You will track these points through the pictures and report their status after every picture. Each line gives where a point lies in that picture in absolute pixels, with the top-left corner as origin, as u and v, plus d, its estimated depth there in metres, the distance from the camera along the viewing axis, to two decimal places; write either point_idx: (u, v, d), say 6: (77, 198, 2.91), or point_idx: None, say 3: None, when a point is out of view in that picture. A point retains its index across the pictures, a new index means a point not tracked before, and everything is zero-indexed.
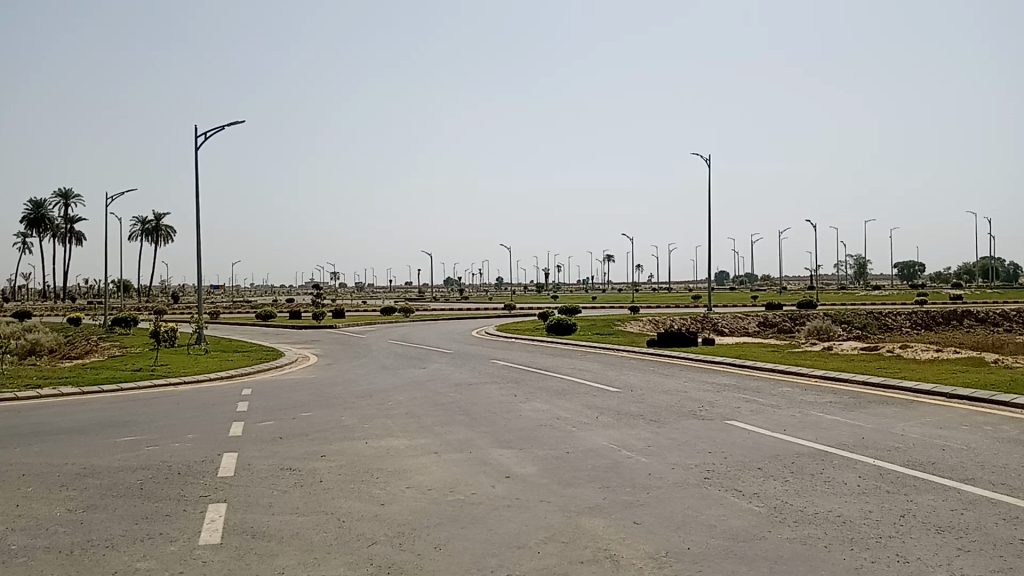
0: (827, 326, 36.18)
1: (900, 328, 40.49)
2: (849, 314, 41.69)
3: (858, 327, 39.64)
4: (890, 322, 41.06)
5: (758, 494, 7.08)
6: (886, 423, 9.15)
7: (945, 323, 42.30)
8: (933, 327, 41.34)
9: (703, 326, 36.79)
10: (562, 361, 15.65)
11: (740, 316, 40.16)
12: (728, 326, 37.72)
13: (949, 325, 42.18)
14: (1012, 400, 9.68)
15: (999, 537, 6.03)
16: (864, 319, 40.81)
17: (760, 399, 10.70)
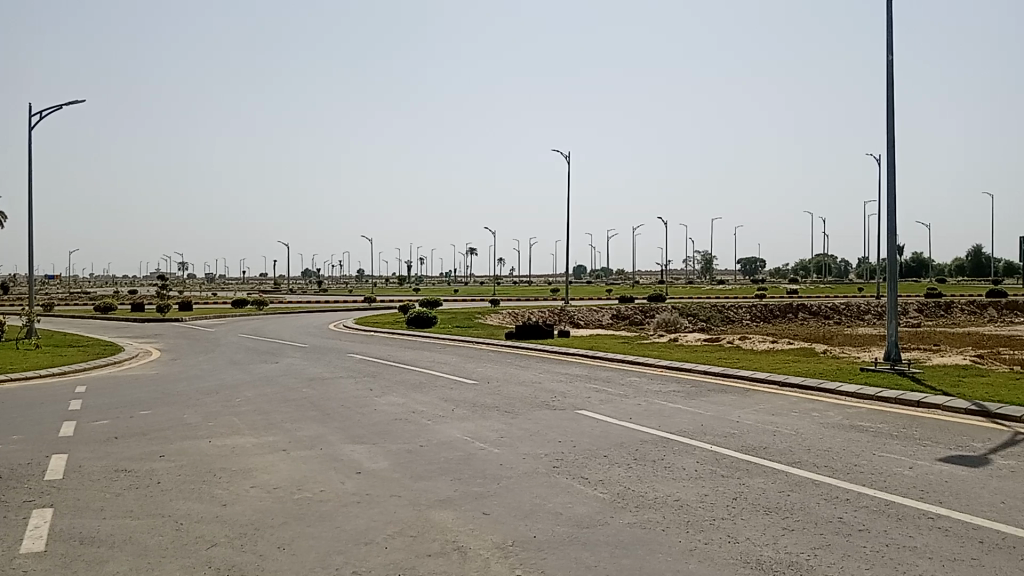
0: (675, 318, 37.89)
1: (742, 320, 42.90)
2: (695, 307, 43.89)
3: (703, 319, 41.70)
4: (733, 315, 43.46)
5: (603, 481, 7.32)
6: (724, 410, 9.67)
7: (782, 315, 45.12)
8: (770, 319, 44.05)
9: (560, 319, 37.70)
10: (419, 354, 15.62)
11: (594, 309, 41.43)
12: (584, 319, 38.81)
13: (785, 317, 45.06)
14: (836, 388, 10.46)
15: (820, 516, 6.50)
16: (708, 311, 43.01)
17: (610, 389, 11.05)
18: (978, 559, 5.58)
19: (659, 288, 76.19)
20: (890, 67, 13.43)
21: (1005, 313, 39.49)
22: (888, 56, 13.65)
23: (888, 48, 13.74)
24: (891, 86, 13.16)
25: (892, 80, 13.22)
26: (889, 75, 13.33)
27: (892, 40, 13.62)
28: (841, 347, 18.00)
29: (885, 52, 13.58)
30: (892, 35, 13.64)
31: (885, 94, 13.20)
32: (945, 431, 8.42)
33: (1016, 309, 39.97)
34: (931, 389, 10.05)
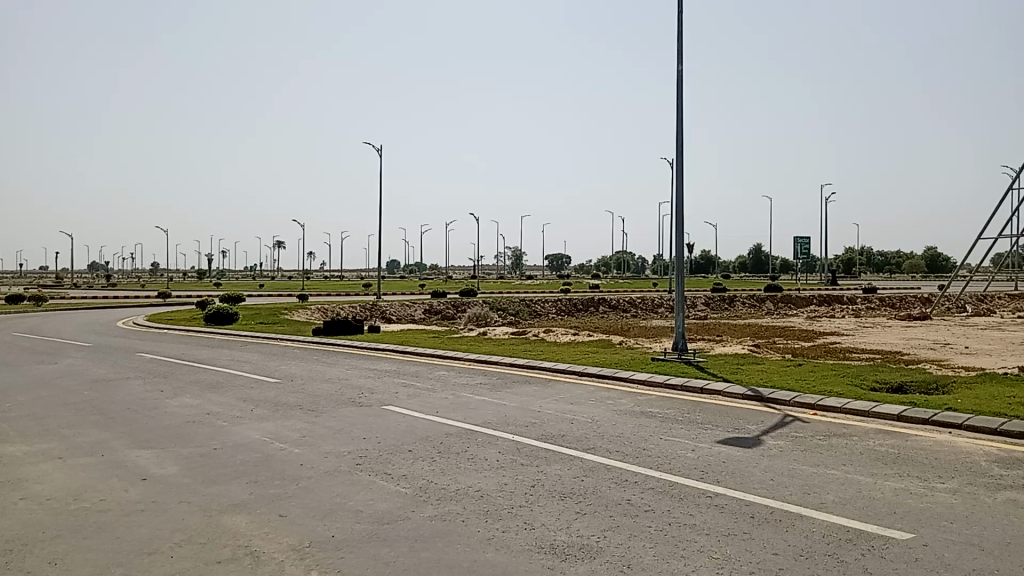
0: (484, 312, 38.54)
1: (549, 314, 44.37)
2: (504, 301, 44.88)
3: (511, 313, 42.71)
4: (539, 309, 44.85)
5: (405, 476, 7.33)
6: (526, 401, 9.98)
7: (586, 308, 47.10)
8: (574, 313, 45.85)
9: (370, 315, 37.31)
10: (218, 352, 14.91)
11: (405, 304, 41.32)
12: (395, 314, 38.62)
13: (588, 310, 47.06)
14: (630, 376, 11.08)
15: (611, 499, 6.86)
16: (516, 306, 44.10)
17: (417, 383, 11.08)
18: (748, 533, 6.12)
19: (469, 282, 77.21)
20: (681, 76, 14.31)
21: (780, 306, 43.40)
22: (679, 66, 14.55)
23: (679, 58, 14.64)
24: (682, 94, 14.04)
25: (682, 88, 14.12)
26: (680, 84, 14.21)
27: (683, 51, 14.51)
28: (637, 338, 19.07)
29: (677, 61, 14.45)
30: (683, 46, 14.55)
31: (676, 101, 14.05)
32: (723, 416, 9.13)
33: (789, 303, 44.03)
34: (713, 376, 10.88)
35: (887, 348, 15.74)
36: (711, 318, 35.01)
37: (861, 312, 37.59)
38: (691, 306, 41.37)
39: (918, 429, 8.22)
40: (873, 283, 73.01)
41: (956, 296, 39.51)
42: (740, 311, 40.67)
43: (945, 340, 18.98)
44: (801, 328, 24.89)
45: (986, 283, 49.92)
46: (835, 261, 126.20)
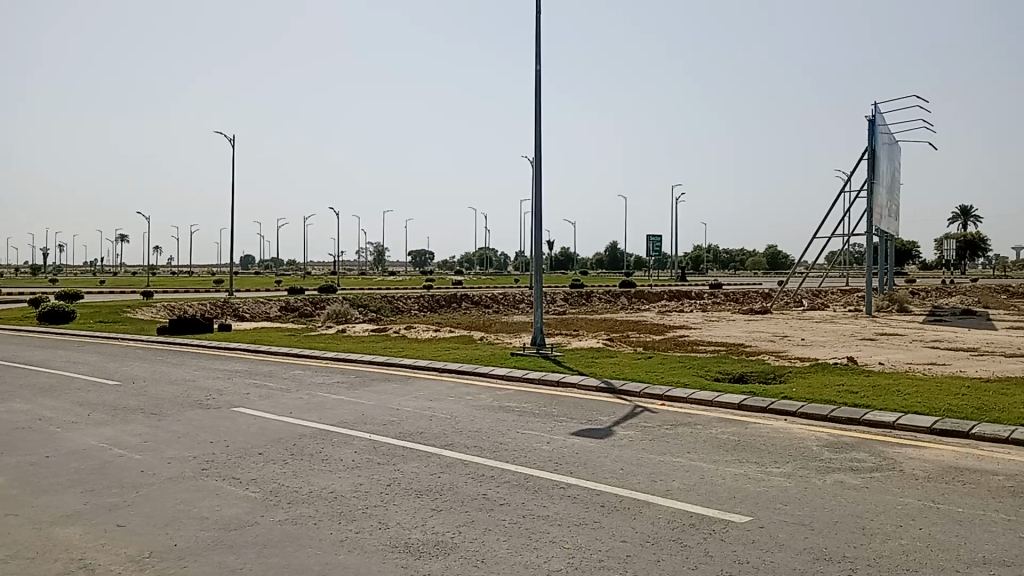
0: (344, 309, 37.81)
1: (410, 311, 44.05)
2: (364, 298, 44.17)
3: (372, 309, 42.11)
4: (400, 305, 44.46)
5: (255, 479, 7.07)
6: (384, 399, 9.86)
7: (447, 305, 47.08)
8: (436, 309, 45.75)
9: (223, 313, 35.83)
10: (52, 353, 13.90)
11: (260, 301, 39.91)
12: (250, 312, 37.26)
13: (450, 306, 47.06)
14: (489, 372, 11.16)
15: (466, 495, 6.88)
16: (377, 302, 43.53)
17: (270, 383, 10.73)
18: (599, 522, 6.29)
19: (328, 279, 75.45)
20: (540, 77, 14.54)
21: (635, 301, 45.01)
22: (538, 67, 14.77)
23: (539, 58, 14.86)
24: (541, 95, 14.26)
25: (541, 87, 14.35)
26: (540, 84, 14.42)
27: (541, 51, 14.73)
28: (497, 334, 19.25)
29: (536, 61, 14.66)
30: (542, 48, 14.77)
31: (536, 101, 14.26)
32: (579, 409, 9.35)
33: (644, 298, 45.75)
34: (569, 370, 11.12)
35: (732, 341, 16.63)
36: (570, 313, 35.82)
37: (708, 306, 39.56)
38: (551, 301, 42.22)
39: (756, 417, 8.72)
40: (720, 279, 76.90)
41: (793, 292, 42.28)
42: (597, 306, 41.84)
43: (783, 333, 20.25)
44: (653, 323, 25.91)
45: (819, 279, 53.61)
46: (687, 258, 132.10)
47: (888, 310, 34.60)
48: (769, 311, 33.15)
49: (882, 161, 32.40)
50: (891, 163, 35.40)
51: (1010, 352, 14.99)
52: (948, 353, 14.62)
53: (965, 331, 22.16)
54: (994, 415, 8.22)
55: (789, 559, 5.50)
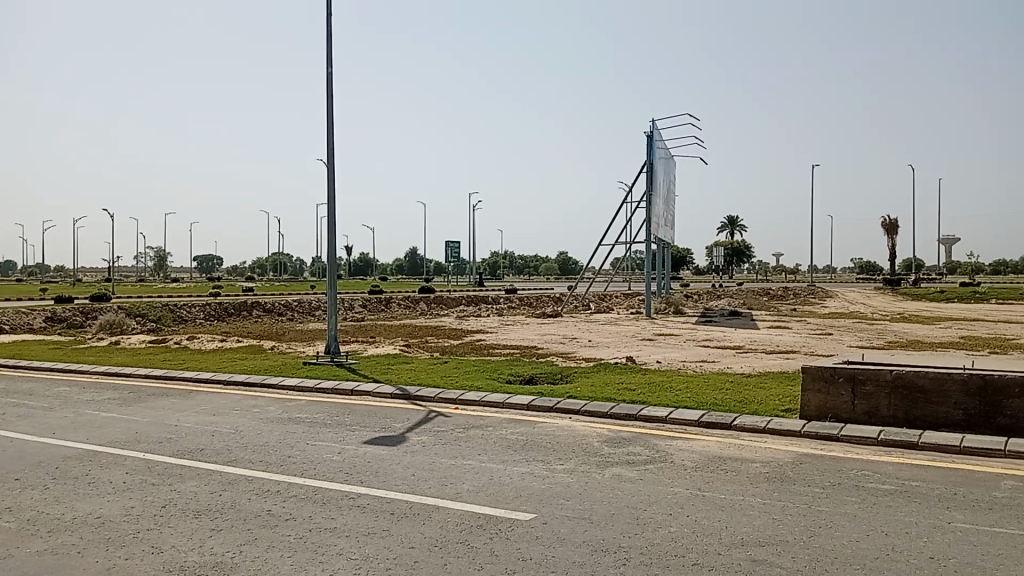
0: (120, 319, 34.99)
1: (196, 320, 41.58)
2: (144, 306, 41.15)
3: (153, 319, 39.31)
4: (185, 314, 41.86)
5: (8, 508, 6.39)
6: (162, 415, 9.26)
7: (238, 313, 44.89)
8: (225, 318, 43.50)
9: None
10: None
11: (19, 312, 36.05)
12: (8, 324, 33.59)
13: (240, 315, 44.91)
14: (279, 383, 10.79)
15: (250, 512, 6.60)
16: (159, 311, 40.69)
17: (30, 402, 9.75)
18: (387, 530, 6.25)
19: (103, 287, 69.46)
20: (330, 80, 14.27)
21: (433, 307, 45.23)
22: (328, 70, 14.49)
23: (329, 61, 14.59)
24: (331, 98, 14.00)
25: (332, 91, 14.09)
26: (330, 88, 14.14)
27: (332, 54, 14.48)
28: (289, 343, 18.63)
29: (326, 64, 14.38)
30: (332, 51, 14.52)
31: (325, 105, 13.98)
32: (371, 416, 9.27)
33: (442, 304, 46.07)
34: (362, 378, 10.98)
35: (523, 344, 17.15)
36: (368, 320, 35.36)
37: (505, 311, 40.49)
38: (349, 308, 41.48)
39: (544, 417, 9.03)
40: (514, 284, 79.14)
41: (584, 295, 44.26)
42: (396, 312, 41.58)
43: (572, 335, 21.15)
44: (450, 328, 26.17)
45: (608, 285, 56.53)
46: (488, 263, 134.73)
47: (667, 312, 37.08)
48: (561, 314, 34.47)
49: (659, 174, 34.72)
50: (668, 175, 37.98)
51: (767, 349, 16.56)
52: (716, 350, 15.92)
53: (731, 331, 24.23)
54: (753, 406, 9.03)
55: (569, 552, 5.74)
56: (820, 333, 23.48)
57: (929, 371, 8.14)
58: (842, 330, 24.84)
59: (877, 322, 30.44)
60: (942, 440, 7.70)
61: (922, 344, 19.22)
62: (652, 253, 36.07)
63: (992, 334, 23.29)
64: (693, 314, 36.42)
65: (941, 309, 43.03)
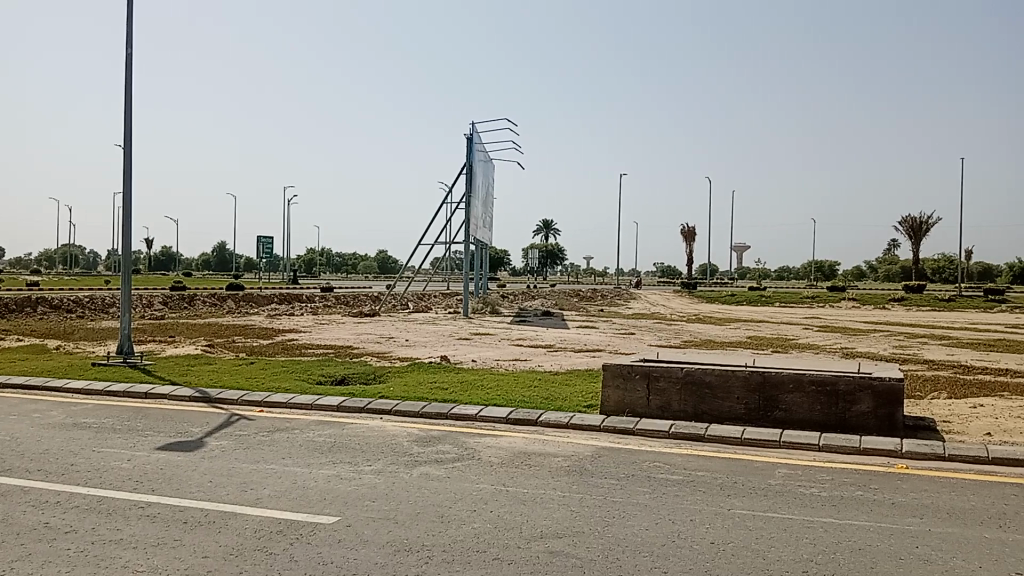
0: None
1: None
2: None
3: None
4: None
5: None
6: None
7: (19, 310, 40.84)
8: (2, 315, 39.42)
9: None
10: None
11: None
12: None
13: (21, 311, 40.87)
14: (63, 386, 9.95)
15: (23, 525, 6.04)
16: None
17: None
18: (179, 540, 5.93)
19: None
20: (128, 61, 13.33)
21: (242, 305, 43.32)
22: (126, 51, 13.51)
23: (127, 42, 13.60)
24: (129, 82, 13.07)
25: (131, 73, 13.18)
26: (128, 70, 13.19)
27: (131, 33, 13.54)
28: (77, 342, 17.22)
29: (125, 44, 13.43)
30: (131, 32, 13.55)
31: (123, 88, 13.04)
32: (166, 420, 8.75)
33: (252, 302, 44.23)
34: (160, 380, 10.34)
35: (336, 344, 16.79)
36: (170, 318, 33.29)
37: (319, 310, 39.48)
38: (148, 305, 38.89)
39: (353, 418, 8.90)
40: (329, 283, 77.24)
41: (402, 295, 44.03)
42: (202, 310, 39.44)
43: (387, 334, 20.98)
44: (259, 327, 25.18)
45: (425, 285, 56.55)
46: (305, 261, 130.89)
47: (484, 313, 37.64)
48: (377, 314, 34.05)
49: (478, 176, 35.18)
50: (486, 178, 38.57)
51: (576, 348, 17.22)
52: (528, 349, 16.37)
53: (542, 330, 24.96)
54: (558, 403, 9.36)
55: (372, 554, 5.68)
56: (625, 333, 24.71)
57: (716, 368, 8.76)
58: (645, 330, 26.26)
59: (676, 323, 32.47)
60: (725, 432, 8.31)
61: (714, 343, 20.71)
62: (470, 255, 36.47)
63: (773, 334, 25.52)
64: (509, 314, 37.18)
65: (732, 311, 46.56)
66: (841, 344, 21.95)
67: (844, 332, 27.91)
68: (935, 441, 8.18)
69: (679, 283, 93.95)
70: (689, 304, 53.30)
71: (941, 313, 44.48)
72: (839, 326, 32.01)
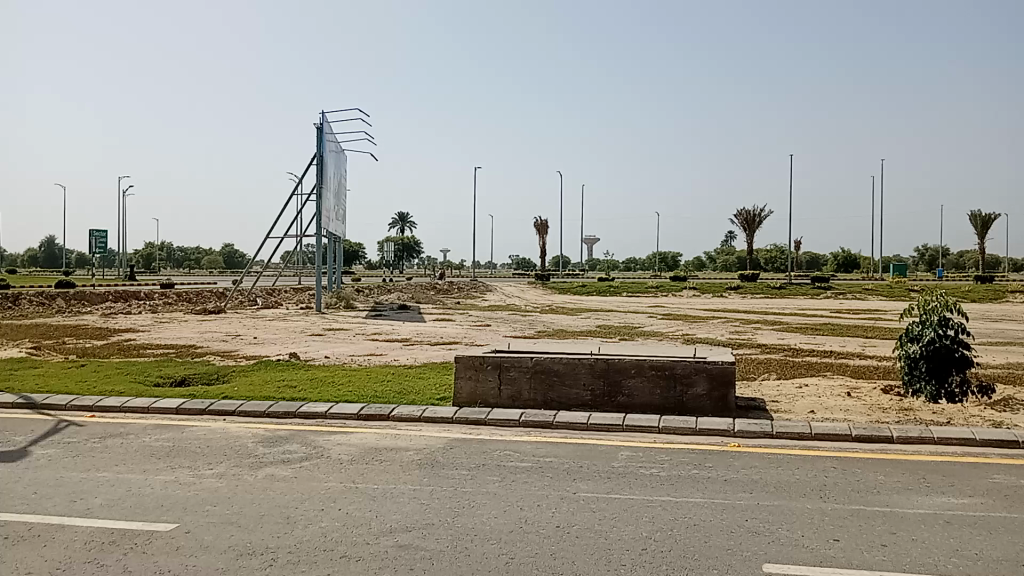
0: None
1: None
2: None
3: None
4: None
5: None
6: None
7: None
8: None
9: None
10: None
11: None
12: None
13: None
14: None
15: None
16: None
17: None
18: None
19: None
20: None
21: (73, 304, 40.45)
22: None
23: None
24: None
25: None
26: None
27: None
28: None
29: None
30: None
31: None
32: None
33: (85, 300, 41.40)
34: None
35: (177, 344, 16.04)
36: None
37: (161, 308, 37.54)
38: None
39: (196, 420, 8.56)
40: (173, 279, 73.51)
41: (252, 290, 42.49)
42: (27, 311, 36.57)
43: (234, 332, 20.22)
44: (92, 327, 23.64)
45: (275, 280, 54.91)
46: (150, 256, 124.26)
47: (338, 307, 36.96)
48: (223, 311, 32.69)
49: (329, 167, 34.44)
50: (338, 170, 37.79)
51: (431, 341, 17.24)
52: (382, 344, 16.25)
53: (397, 324, 24.79)
54: (410, 397, 9.35)
55: (213, 559, 5.48)
56: (479, 325, 24.93)
57: (563, 357, 9.01)
58: (500, 322, 26.62)
59: (530, 314, 33.12)
60: (573, 418, 8.57)
61: (566, 333, 21.25)
62: (322, 248, 35.65)
63: (622, 323, 26.48)
64: (364, 308, 36.67)
65: (585, 300, 47.99)
66: (684, 330, 23.04)
67: (688, 319, 29.33)
68: (764, 419, 8.76)
69: (534, 274, 95.72)
70: (544, 295, 54.40)
71: (773, 300, 47.62)
72: (684, 313, 33.61)
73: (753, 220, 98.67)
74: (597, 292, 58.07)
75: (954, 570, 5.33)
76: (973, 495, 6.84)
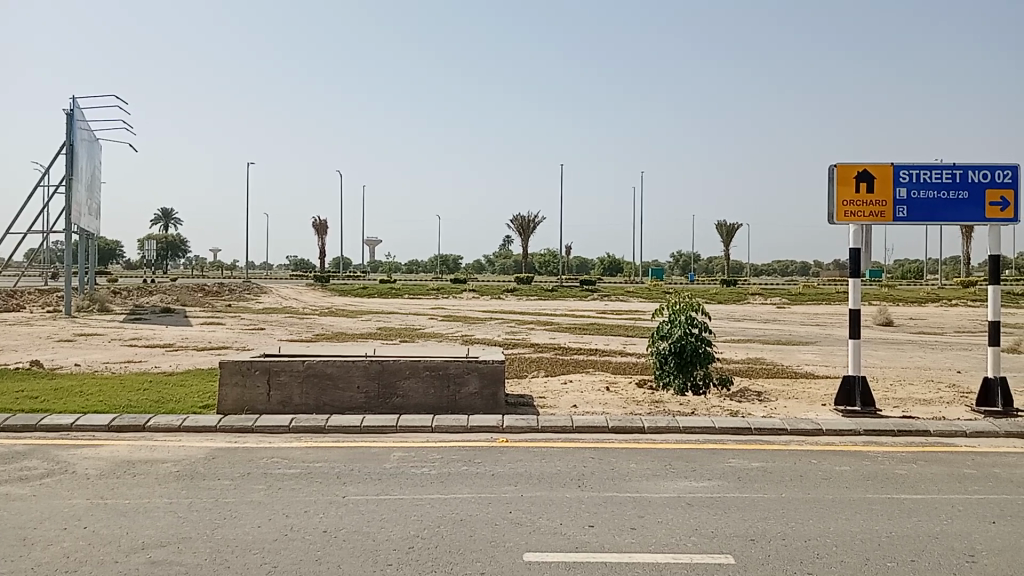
0: None
1: None
2: None
3: None
4: None
5: None
6: None
7: None
8: None
9: None
10: None
11: None
12: None
13: None
14: None
15: None
16: None
17: None
18: None
19: None
20: None
21: None
22: None
23: None
24: None
25: None
26: None
27: None
28: None
29: None
30: None
31: None
32: None
33: None
34: None
35: None
36: None
37: None
38: None
39: None
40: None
41: None
42: None
43: None
44: None
45: (19, 279, 49.52)
46: None
47: (92, 310, 33.98)
48: None
49: (80, 157, 31.62)
50: (90, 159, 34.67)
51: (197, 345, 16.39)
52: (142, 349, 15.25)
53: (159, 328, 23.23)
54: (170, 405, 8.90)
55: None
56: (252, 328, 24.02)
57: (336, 360, 8.97)
58: (274, 325, 25.87)
59: (307, 316, 32.44)
60: (346, 422, 8.56)
61: (343, 335, 21.01)
62: (73, 245, 32.58)
63: (401, 325, 26.59)
64: (124, 312, 33.99)
65: (366, 303, 47.57)
66: (461, 332, 23.55)
67: (466, 321, 30.04)
68: (531, 414, 9.21)
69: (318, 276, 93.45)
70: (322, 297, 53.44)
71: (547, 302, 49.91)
72: (463, 315, 34.34)
73: (527, 225, 103.23)
74: (377, 294, 57.67)
75: (692, 546, 5.93)
76: (710, 478, 7.62)
